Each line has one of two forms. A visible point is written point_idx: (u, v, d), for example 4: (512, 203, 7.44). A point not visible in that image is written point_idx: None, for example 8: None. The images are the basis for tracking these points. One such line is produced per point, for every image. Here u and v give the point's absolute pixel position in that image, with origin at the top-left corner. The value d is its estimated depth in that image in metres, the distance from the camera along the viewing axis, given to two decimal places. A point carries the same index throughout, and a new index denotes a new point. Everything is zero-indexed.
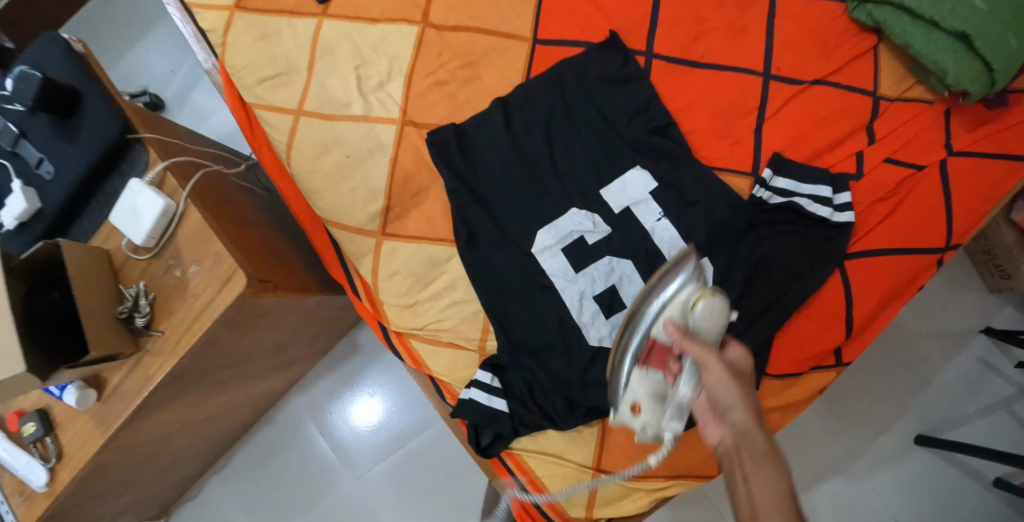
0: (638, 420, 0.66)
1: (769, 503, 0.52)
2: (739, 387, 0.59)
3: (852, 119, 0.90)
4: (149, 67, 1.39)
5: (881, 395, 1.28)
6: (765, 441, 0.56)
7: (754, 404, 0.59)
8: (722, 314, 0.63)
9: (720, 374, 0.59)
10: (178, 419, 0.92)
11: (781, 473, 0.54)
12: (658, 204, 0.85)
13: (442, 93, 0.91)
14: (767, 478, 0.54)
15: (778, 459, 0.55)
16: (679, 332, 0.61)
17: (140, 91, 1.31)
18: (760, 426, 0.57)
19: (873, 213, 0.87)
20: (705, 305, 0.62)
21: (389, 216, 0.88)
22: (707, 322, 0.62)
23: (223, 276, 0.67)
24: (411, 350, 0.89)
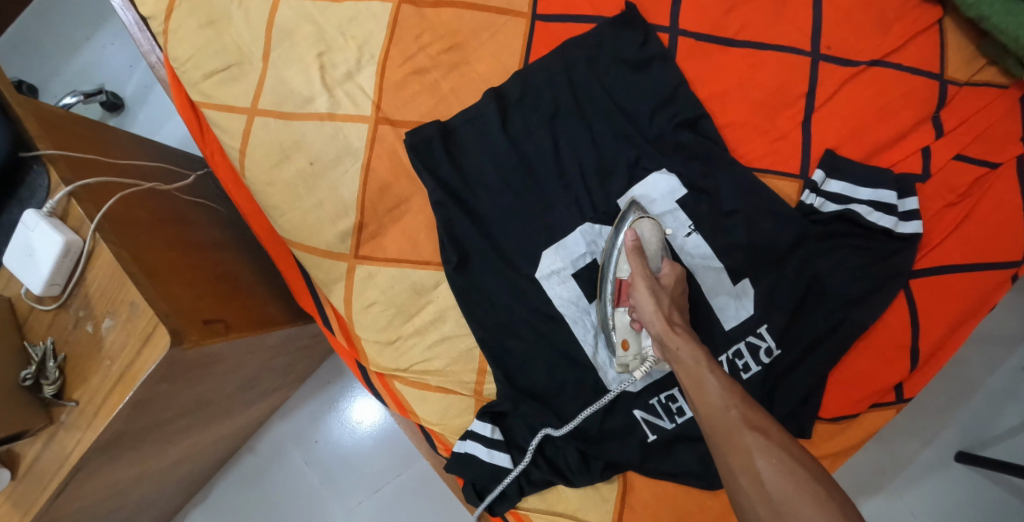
0: (630, 354, 0.69)
1: (708, 396, 0.56)
2: (659, 300, 0.63)
3: (917, 108, 0.75)
4: (106, 61, 1.11)
5: (946, 418, 1.04)
6: (684, 342, 0.60)
7: (673, 314, 0.63)
8: (660, 233, 0.69)
9: (646, 294, 0.64)
10: (125, 478, 0.75)
11: (704, 367, 0.57)
12: (686, 215, 0.71)
13: (423, 83, 0.75)
14: (693, 378, 0.57)
15: (697, 355, 0.58)
16: (631, 240, 0.66)
17: (95, 89, 1.04)
18: (676, 327, 0.61)
19: (941, 223, 0.73)
20: (643, 229, 0.68)
21: (363, 235, 0.73)
22: (648, 238, 0.67)
23: (140, 334, 0.54)
24: (395, 393, 0.75)
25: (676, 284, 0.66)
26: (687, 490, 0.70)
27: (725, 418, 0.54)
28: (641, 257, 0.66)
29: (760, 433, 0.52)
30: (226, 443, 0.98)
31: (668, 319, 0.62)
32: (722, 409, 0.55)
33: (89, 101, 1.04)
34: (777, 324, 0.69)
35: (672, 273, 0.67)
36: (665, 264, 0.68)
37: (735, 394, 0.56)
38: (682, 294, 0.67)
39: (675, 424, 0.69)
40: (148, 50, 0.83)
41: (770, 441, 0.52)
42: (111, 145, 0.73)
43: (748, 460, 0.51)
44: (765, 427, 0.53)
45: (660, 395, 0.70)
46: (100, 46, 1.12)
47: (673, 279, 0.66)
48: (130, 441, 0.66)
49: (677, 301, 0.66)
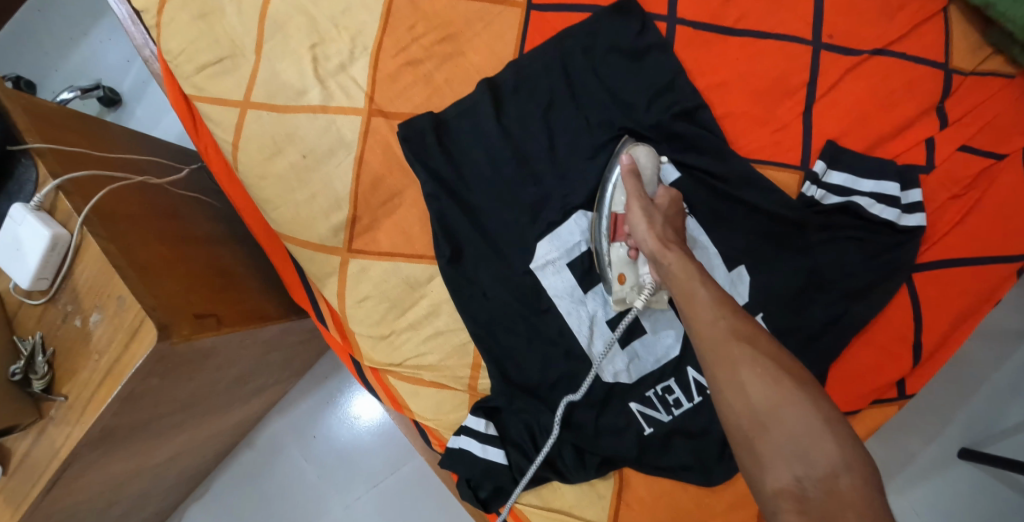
0: (627, 288, 0.66)
1: (698, 307, 0.52)
2: (652, 219, 0.61)
3: (921, 98, 0.73)
4: (103, 56, 1.10)
5: (952, 415, 1.03)
6: (676, 257, 0.57)
7: (668, 232, 0.60)
8: (656, 159, 0.68)
9: (640, 212, 0.61)
10: (121, 472, 0.75)
11: (695, 278, 0.54)
12: (681, 199, 0.70)
13: (417, 74, 0.74)
14: (683, 291, 0.54)
15: (688, 268, 0.55)
16: (628, 162, 0.66)
17: (92, 85, 1.04)
18: (668, 244, 0.58)
19: (945, 215, 0.71)
20: (639, 151, 0.67)
21: (356, 229, 0.73)
22: (643, 162, 0.67)
23: (128, 328, 0.53)
24: (389, 389, 0.75)
25: (671, 207, 0.65)
26: (684, 486, 0.69)
27: (714, 327, 0.50)
28: (636, 177, 0.65)
29: (746, 344, 0.48)
30: (223, 437, 0.98)
31: (662, 237, 0.59)
32: (711, 320, 0.50)
33: (88, 97, 1.04)
34: (775, 318, 0.68)
35: (668, 196, 0.66)
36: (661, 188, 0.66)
37: (726, 306, 0.52)
38: (677, 216, 0.65)
39: (672, 417, 0.68)
40: (142, 45, 0.83)
41: (756, 352, 0.48)
42: (102, 139, 0.73)
43: (734, 371, 0.47)
44: (752, 337, 0.49)
45: (656, 387, 0.69)
46: (97, 41, 1.11)
47: (668, 202, 0.65)
48: (123, 436, 0.66)
49: (672, 222, 0.64)
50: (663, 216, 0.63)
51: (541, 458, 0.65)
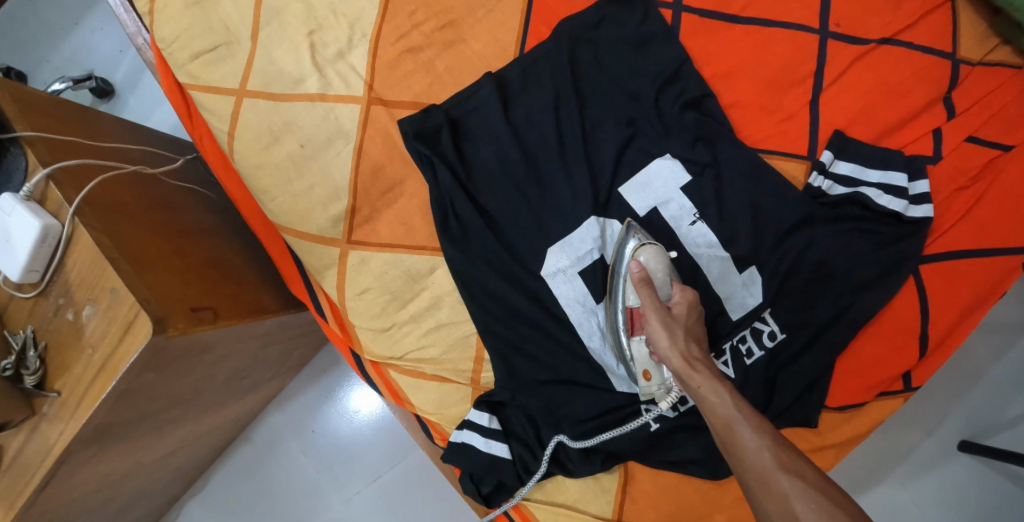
0: (653, 384, 0.63)
1: (738, 440, 0.52)
2: (674, 333, 0.58)
3: (929, 89, 0.72)
4: (95, 46, 1.08)
5: (953, 407, 1.03)
6: (705, 380, 0.55)
7: (692, 345, 0.58)
8: (664, 257, 0.63)
9: (659, 329, 0.58)
10: (117, 469, 0.74)
11: (729, 404, 0.53)
12: (691, 202, 0.69)
13: (417, 62, 0.73)
14: (721, 421, 0.53)
15: (719, 391, 0.54)
16: (637, 271, 0.60)
17: (84, 74, 1.01)
18: (695, 364, 0.56)
19: (953, 206, 0.70)
20: (644, 255, 0.62)
21: (355, 219, 0.71)
22: (652, 265, 0.62)
23: (122, 322, 0.52)
24: (390, 382, 0.74)
25: (689, 311, 0.60)
26: (690, 479, 0.69)
27: (757, 460, 0.50)
28: (649, 286, 0.60)
29: (795, 476, 0.49)
30: (220, 434, 0.97)
31: (686, 354, 0.57)
32: (756, 451, 0.51)
33: (79, 87, 1.01)
34: (781, 309, 0.67)
35: (686, 299, 0.61)
36: (676, 287, 0.62)
37: (766, 434, 0.52)
38: (697, 318, 0.61)
39: (678, 413, 0.68)
40: (135, 32, 0.81)
41: (806, 483, 0.48)
42: (94, 128, 0.71)
43: (785, 506, 0.48)
44: (798, 468, 0.49)
45: None
46: (89, 30, 1.08)
47: (686, 302, 0.61)
48: (118, 432, 0.65)
49: (693, 329, 0.60)
50: (683, 324, 0.59)
51: (549, 453, 0.68)
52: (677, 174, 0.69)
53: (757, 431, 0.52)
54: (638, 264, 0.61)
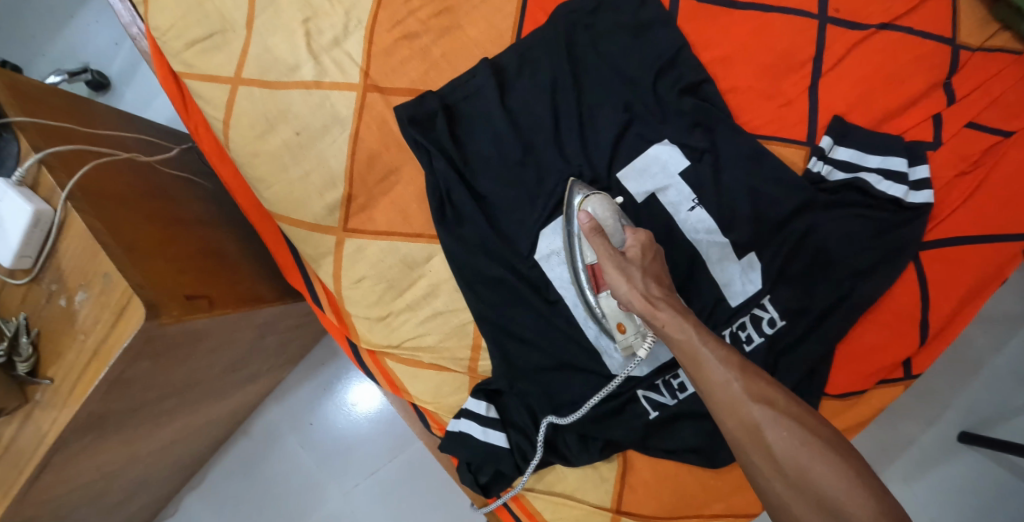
0: (630, 335, 0.63)
1: (708, 375, 0.50)
2: (631, 275, 0.54)
3: (928, 74, 0.71)
4: (91, 39, 1.07)
5: (955, 397, 1.02)
6: (669, 317, 0.52)
7: (651, 284, 0.55)
8: (611, 203, 0.63)
9: (616, 274, 0.55)
10: (114, 460, 0.74)
11: (694, 339, 0.51)
12: (689, 187, 0.68)
13: (414, 49, 0.72)
14: (688, 358, 0.51)
15: (683, 327, 0.51)
16: (586, 222, 0.59)
17: (80, 67, 1.00)
18: (656, 302, 0.53)
19: (953, 192, 0.70)
20: (590, 206, 0.63)
21: (351, 207, 0.71)
22: (599, 213, 0.61)
23: (115, 307, 0.51)
24: (387, 372, 0.73)
25: (644, 251, 0.57)
26: (689, 468, 0.68)
27: (729, 393, 0.49)
28: (600, 233, 0.57)
29: (767, 405, 0.48)
30: (218, 427, 0.96)
31: (647, 293, 0.54)
32: (724, 384, 0.49)
33: (75, 81, 1.00)
34: (780, 295, 0.67)
35: (639, 239, 0.58)
36: (627, 231, 0.59)
37: (734, 365, 0.50)
38: (654, 257, 0.58)
39: (677, 401, 0.67)
40: (129, 22, 0.80)
41: (779, 413, 0.48)
42: (89, 116, 0.70)
43: (759, 437, 0.47)
44: (770, 396, 0.49)
45: (663, 373, 0.68)
46: (84, 23, 1.07)
47: (640, 243, 0.57)
48: (113, 421, 0.64)
49: (652, 268, 0.57)
50: (641, 264, 0.56)
51: (543, 436, 0.65)
52: (674, 156, 0.68)
53: (728, 366, 0.50)
54: (585, 214, 0.60)
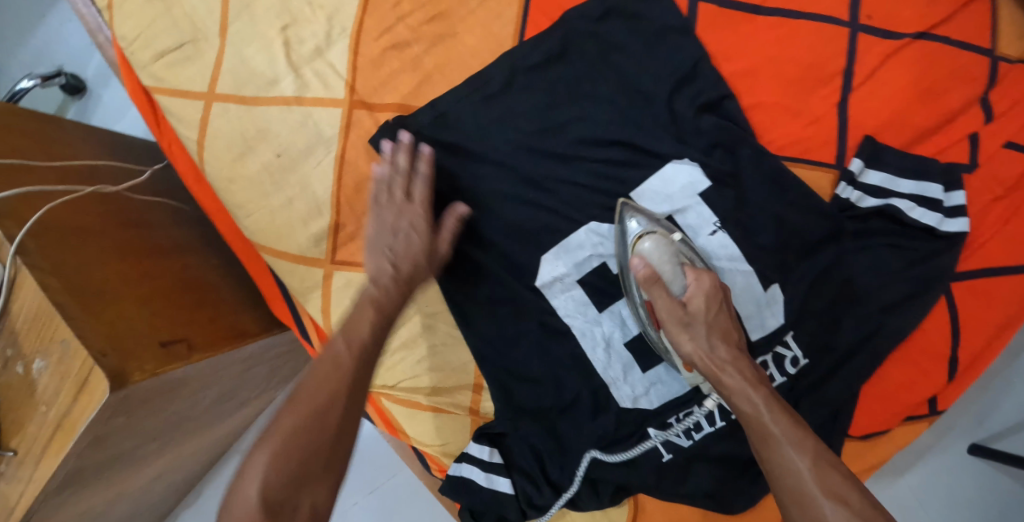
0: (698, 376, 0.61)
1: (779, 454, 0.51)
2: (694, 334, 0.56)
3: (966, 89, 0.65)
4: (65, 39, 0.91)
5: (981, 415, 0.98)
6: (733, 386, 0.54)
7: (718, 345, 0.56)
8: (671, 244, 0.60)
9: (679, 335, 0.57)
10: (97, 506, 0.68)
11: (761, 413, 0.52)
12: (711, 210, 0.63)
13: (404, 59, 0.66)
14: (755, 433, 0.52)
15: (750, 398, 0.53)
16: (642, 269, 0.57)
17: (51, 70, 0.86)
18: (721, 366, 0.55)
19: (989, 219, 0.65)
20: (647, 246, 0.59)
21: (340, 237, 0.65)
22: (656, 258, 0.58)
23: (75, 379, 0.48)
24: (383, 411, 0.69)
25: (709, 300, 0.57)
26: (705, 510, 0.65)
27: (795, 483, 0.49)
28: (658, 286, 0.57)
29: (839, 503, 0.47)
30: (208, 452, 0.90)
31: (711, 354, 0.56)
32: (793, 472, 0.49)
33: (46, 85, 0.86)
34: (803, 332, 0.63)
35: (702, 287, 0.57)
36: (690, 277, 0.58)
37: (808, 450, 0.50)
38: (722, 305, 0.58)
39: (693, 442, 0.63)
40: (97, 28, 0.72)
41: (850, 512, 0.47)
42: (53, 141, 0.65)
43: None
44: (844, 494, 0.48)
45: (678, 412, 0.64)
46: (57, 21, 0.91)
47: (705, 292, 0.57)
48: (91, 475, 0.60)
49: (719, 322, 0.57)
50: (705, 321, 0.57)
51: (582, 472, 0.64)
52: (695, 175, 0.63)
53: (797, 448, 0.50)
54: (641, 259, 0.57)
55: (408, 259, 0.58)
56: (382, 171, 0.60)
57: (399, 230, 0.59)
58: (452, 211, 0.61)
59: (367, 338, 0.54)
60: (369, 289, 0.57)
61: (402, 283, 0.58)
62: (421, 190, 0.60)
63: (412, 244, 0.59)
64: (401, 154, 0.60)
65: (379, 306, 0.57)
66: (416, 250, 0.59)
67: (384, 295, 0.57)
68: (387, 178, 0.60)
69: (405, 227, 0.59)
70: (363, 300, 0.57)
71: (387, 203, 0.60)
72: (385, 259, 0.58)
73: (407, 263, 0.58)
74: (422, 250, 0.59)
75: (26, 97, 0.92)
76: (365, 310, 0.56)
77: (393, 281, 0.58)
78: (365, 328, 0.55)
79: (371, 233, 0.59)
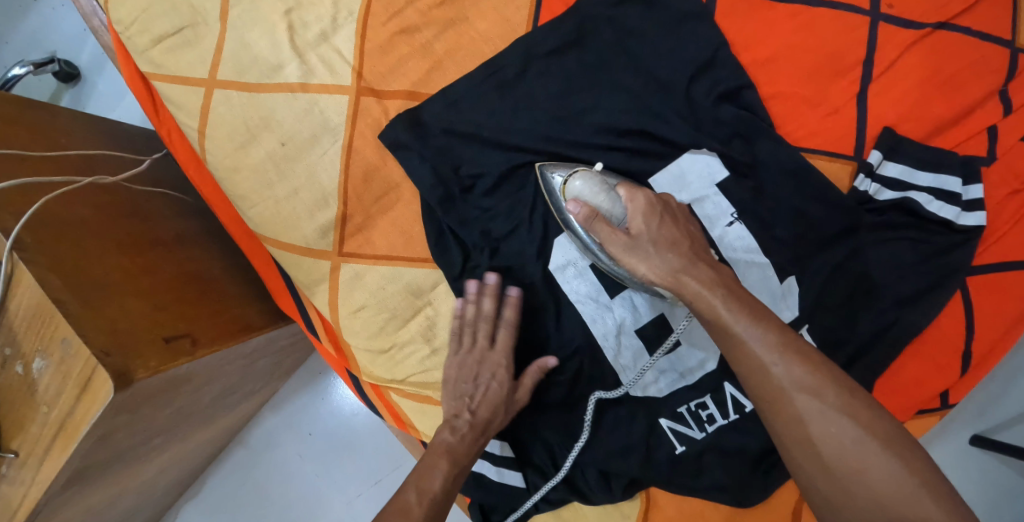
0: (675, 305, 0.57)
1: (748, 351, 0.47)
2: (644, 254, 0.53)
3: (987, 80, 0.64)
4: (58, 24, 0.87)
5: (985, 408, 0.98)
6: (692, 292, 0.50)
7: (668, 256, 0.52)
8: (597, 176, 0.58)
9: (632, 260, 0.53)
10: (100, 503, 0.67)
11: (719, 312, 0.49)
12: (728, 201, 0.62)
13: (413, 45, 0.63)
14: (721, 334, 0.49)
15: (707, 301, 0.49)
16: (578, 209, 0.55)
17: (44, 57, 0.82)
18: (675, 275, 0.51)
19: (1007, 212, 0.64)
20: (574, 187, 0.57)
21: (347, 228, 0.63)
22: (586, 194, 0.57)
23: (78, 379, 0.47)
24: (392, 406, 0.68)
25: (648, 216, 0.54)
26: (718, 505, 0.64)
27: (771, 380, 0.46)
28: (597, 219, 0.54)
29: (811, 395, 0.45)
30: (212, 445, 0.89)
31: (664, 266, 0.52)
32: (762, 367, 0.47)
33: (39, 72, 0.82)
34: (819, 326, 0.62)
35: (637, 206, 0.55)
36: (625, 199, 0.56)
37: (769, 332, 0.47)
38: (663, 217, 0.55)
39: (706, 433, 0.62)
40: (90, 12, 0.69)
41: (827, 406, 0.45)
42: (48, 129, 0.62)
43: (802, 432, 0.45)
44: (818, 387, 0.45)
45: (690, 402, 0.63)
46: (49, 6, 0.87)
47: (642, 208, 0.55)
48: (98, 472, 0.59)
49: (664, 233, 0.54)
50: (650, 237, 0.53)
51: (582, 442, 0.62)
52: (714, 165, 0.62)
53: (772, 362, 0.46)
54: (574, 201, 0.56)
55: (488, 408, 0.58)
56: (470, 313, 0.60)
57: (480, 378, 0.59)
58: (538, 364, 0.60)
59: (439, 492, 0.53)
60: (444, 433, 0.57)
61: (479, 431, 0.57)
62: (503, 336, 0.60)
63: (489, 395, 0.58)
64: (487, 298, 0.60)
65: (453, 451, 0.56)
66: (492, 398, 0.58)
67: (459, 442, 0.57)
68: (467, 323, 0.60)
69: (486, 390, 0.58)
70: (437, 446, 0.56)
71: (474, 356, 0.60)
72: (464, 403, 0.58)
73: (486, 411, 0.58)
74: (499, 403, 0.58)
75: (18, 84, 0.88)
76: (440, 458, 0.55)
77: (471, 426, 0.57)
78: (438, 481, 0.53)
79: (453, 373, 0.60)
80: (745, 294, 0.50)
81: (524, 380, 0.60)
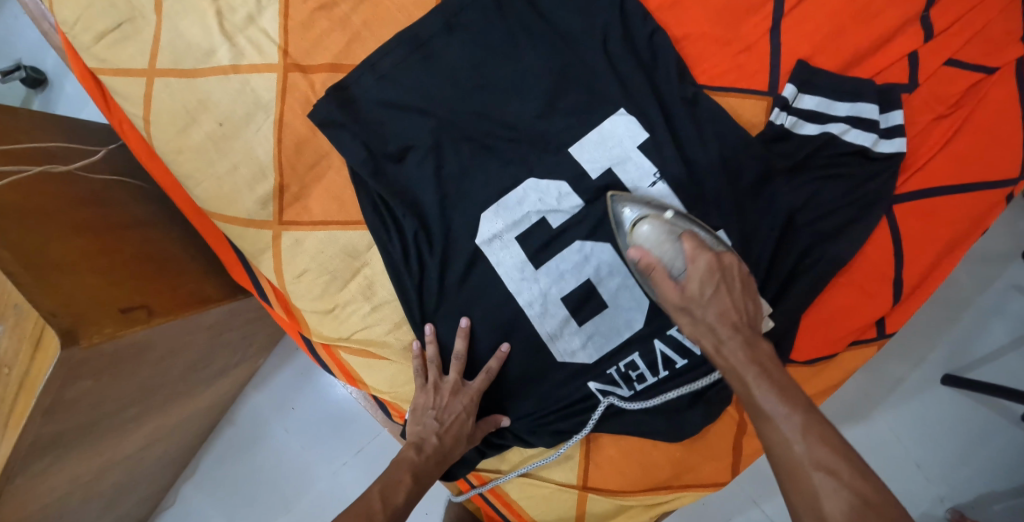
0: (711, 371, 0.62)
1: (773, 428, 0.49)
2: (692, 314, 0.55)
3: (904, 6, 0.63)
4: (22, 34, 0.93)
5: None
6: (732, 361, 0.52)
7: (714, 325, 0.53)
8: (668, 226, 0.58)
9: (683, 318, 0.56)
10: (86, 470, 0.73)
11: (752, 388, 0.51)
12: (650, 162, 0.62)
13: (333, 19, 0.67)
14: (750, 408, 0.51)
15: (739, 374, 0.51)
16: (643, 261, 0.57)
17: (8, 66, 0.88)
18: (724, 343, 0.53)
19: (929, 138, 0.64)
20: (646, 229, 0.58)
21: (285, 199, 0.67)
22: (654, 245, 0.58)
23: (31, 338, 0.52)
24: (342, 363, 0.72)
25: (705, 280, 0.54)
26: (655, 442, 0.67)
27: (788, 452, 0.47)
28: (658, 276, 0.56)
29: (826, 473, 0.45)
30: (200, 420, 0.95)
31: (713, 329, 0.53)
32: (779, 412, 0.48)
33: (6, 80, 0.88)
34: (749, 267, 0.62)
35: (699, 268, 0.55)
36: (689, 257, 0.55)
37: (796, 404, 0.49)
38: (721, 284, 0.54)
39: (634, 392, 0.65)
40: (40, 15, 0.73)
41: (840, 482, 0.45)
42: (7, 126, 0.67)
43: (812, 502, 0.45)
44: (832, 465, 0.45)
45: (619, 363, 0.64)
46: (13, 18, 0.93)
47: (701, 271, 0.54)
48: (71, 438, 0.64)
49: (719, 299, 0.54)
50: (702, 299, 0.54)
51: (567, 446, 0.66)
52: (629, 124, 0.62)
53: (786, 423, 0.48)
54: (636, 250, 0.57)
55: (452, 439, 0.63)
56: (430, 352, 0.64)
57: (451, 410, 0.63)
58: (494, 420, 0.66)
59: (401, 506, 0.57)
60: (408, 451, 0.62)
61: (440, 457, 0.63)
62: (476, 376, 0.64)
63: (456, 427, 0.63)
64: (460, 340, 0.63)
65: (416, 470, 0.61)
66: (456, 430, 0.63)
67: (422, 461, 0.62)
68: (431, 361, 0.64)
69: (454, 420, 0.63)
70: (401, 463, 0.61)
71: (447, 389, 0.63)
72: (431, 430, 0.63)
73: (449, 441, 0.63)
74: (462, 437, 0.63)
75: None
76: (403, 474, 0.60)
77: (434, 452, 0.62)
78: (400, 494, 0.58)
79: (421, 401, 0.64)
80: (781, 375, 0.51)
81: (479, 426, 0.66)
